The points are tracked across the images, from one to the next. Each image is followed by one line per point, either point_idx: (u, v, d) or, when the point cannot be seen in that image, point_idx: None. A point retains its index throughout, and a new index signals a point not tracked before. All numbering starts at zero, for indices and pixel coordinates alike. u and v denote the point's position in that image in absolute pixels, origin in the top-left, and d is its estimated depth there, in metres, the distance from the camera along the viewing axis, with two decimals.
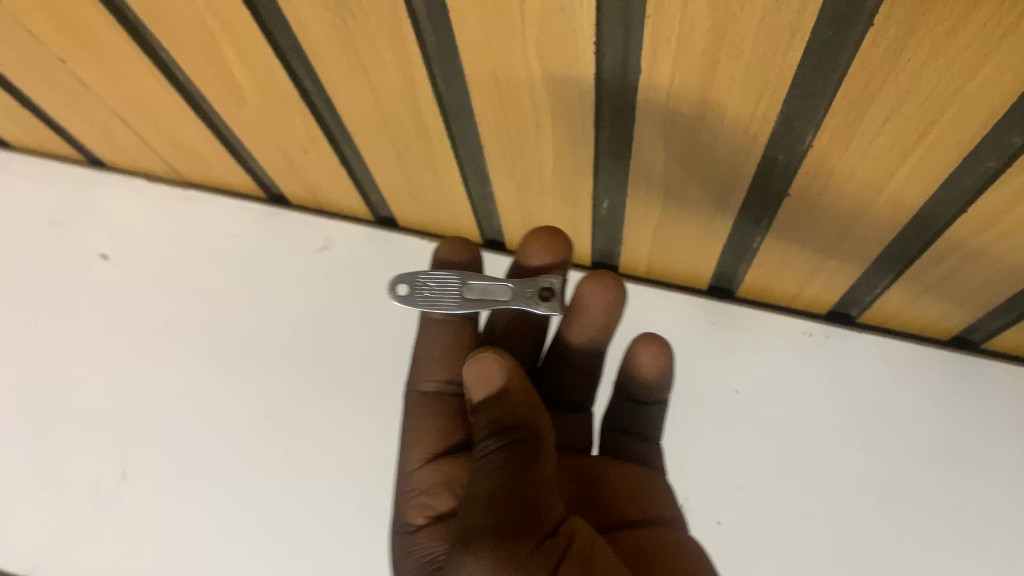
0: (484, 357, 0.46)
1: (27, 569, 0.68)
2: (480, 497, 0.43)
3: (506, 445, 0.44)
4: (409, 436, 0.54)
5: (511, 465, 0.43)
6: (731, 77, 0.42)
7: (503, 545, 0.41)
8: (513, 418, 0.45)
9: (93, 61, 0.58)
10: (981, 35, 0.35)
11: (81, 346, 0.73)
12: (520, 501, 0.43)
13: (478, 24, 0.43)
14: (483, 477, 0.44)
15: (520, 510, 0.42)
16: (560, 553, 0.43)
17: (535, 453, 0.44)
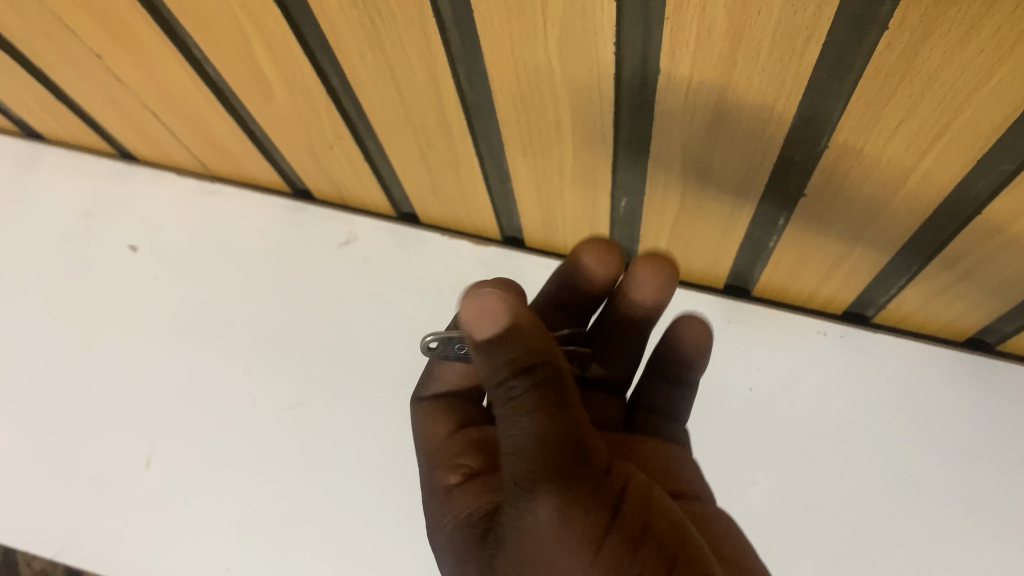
0: (488, 293, 0.43)
1: (57, 549, 0.70)
2: (526, 446, 0.45)
3: (537, 385, 0.45)
4: (427, 420, 0.61)
5: (551, 411, 0.45)
6: (748, 79, 0.43)
7: (568, 490, 0.44)
8: (535, 356, 0.45)
9: (129, 57, 0.60)
10: (993, 41, 0.36)
11: (111, 334, 0.75)
12: (568, 442, 0.45)
13: (502, 26, 0.44)
14: (521, 425, 0.45)
15: (568, 450, 0.45)
16: (613, 489, 0.47)
17: (564, 390, 0.46)
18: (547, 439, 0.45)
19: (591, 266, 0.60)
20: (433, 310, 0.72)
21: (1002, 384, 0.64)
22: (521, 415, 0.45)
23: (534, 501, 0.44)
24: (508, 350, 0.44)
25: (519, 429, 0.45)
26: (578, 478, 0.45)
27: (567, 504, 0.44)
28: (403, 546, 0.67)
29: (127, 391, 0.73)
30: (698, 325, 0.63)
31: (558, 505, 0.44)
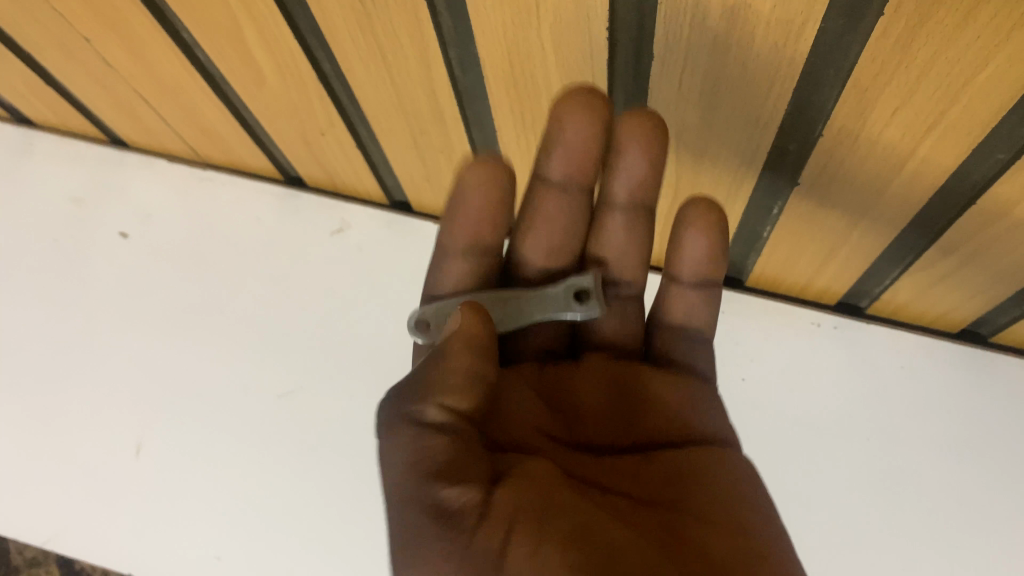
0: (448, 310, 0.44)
1: (47, 537, 0.70)
2: (397, 496, 0.42)
3: (416, 428, 0.42)
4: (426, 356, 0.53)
5: (406, 439, 0.42)
6: (742, 65, 0.43)
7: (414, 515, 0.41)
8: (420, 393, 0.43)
9: (119, 41, 0.59)
10: (991, 26, 0.35)
11: (101, 321, 0.74)
12: (429, 491, 0.41)
13: (494, 10, 0.44)
14: (394, 472, 0.43)
15: (430, 502, 0.41)
16: (490, 503, 0.41)
17: (442, 429, 0.42)
18: (415, 489, 0.41)
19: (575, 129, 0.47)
20: None
21: (997, 376, 0.63)
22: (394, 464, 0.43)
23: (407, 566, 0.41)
24: (409, 379, 0.44)
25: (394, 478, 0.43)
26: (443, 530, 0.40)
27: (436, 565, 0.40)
28: None
29: (118, 378, 0.73)
30: (709, 231, 0.51)
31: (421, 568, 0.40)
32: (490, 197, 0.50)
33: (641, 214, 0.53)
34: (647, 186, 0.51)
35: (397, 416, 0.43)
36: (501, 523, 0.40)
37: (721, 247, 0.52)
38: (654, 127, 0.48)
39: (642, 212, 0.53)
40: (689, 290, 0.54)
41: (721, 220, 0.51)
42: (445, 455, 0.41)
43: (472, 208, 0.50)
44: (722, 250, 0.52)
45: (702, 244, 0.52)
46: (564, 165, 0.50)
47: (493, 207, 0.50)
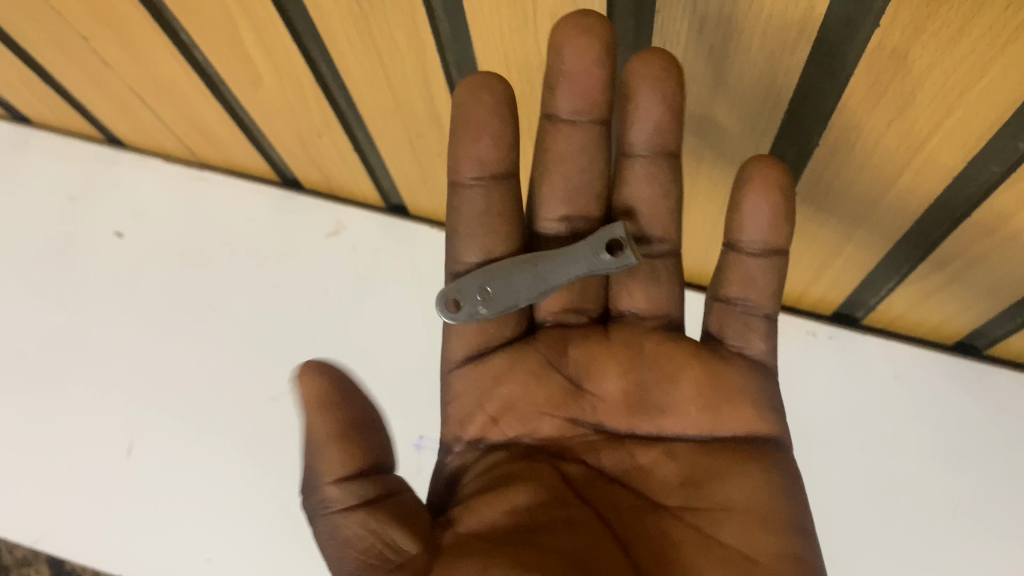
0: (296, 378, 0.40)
1: (36, 538, 0.70)
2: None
3: (328, 519, 0.40)
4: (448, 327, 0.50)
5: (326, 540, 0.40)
6: (740, 73, 0.43)
7: None
8: (320, 481, 0.40)
9: (116, 39, 0.59)
10: (985, 39, 0.35)
11: (96, 320, 0.74)
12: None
13: (492, 14, 0.44)
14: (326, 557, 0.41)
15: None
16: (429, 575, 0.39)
17: (349, 529, 0.39)
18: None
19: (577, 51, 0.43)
20: (421, 302, 0.72)
21: (990, 388, 0.63)
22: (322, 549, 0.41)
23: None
24: (310, 471, 0.40)
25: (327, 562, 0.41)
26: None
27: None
28: None
29: (110, 379, 0.72)
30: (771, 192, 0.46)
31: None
32: (485, 120, 0.46)
33: (666, 162, 0.48)
34: (670, 129, 0.47)
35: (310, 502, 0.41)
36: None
37: (789, 210, 0.47)
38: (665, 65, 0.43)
39: (664, 160, 0.48)
40: (752, 258, 0.49)
41: (784, 178, 0.46)
42: (366, 548, 0.39)
43: (470, 128, 0.46)
44: (789, 216, 0.48)
45: (765, 210, 0.47)
46: (571, 103, 0.46)
47: (490, 133, 0.46)
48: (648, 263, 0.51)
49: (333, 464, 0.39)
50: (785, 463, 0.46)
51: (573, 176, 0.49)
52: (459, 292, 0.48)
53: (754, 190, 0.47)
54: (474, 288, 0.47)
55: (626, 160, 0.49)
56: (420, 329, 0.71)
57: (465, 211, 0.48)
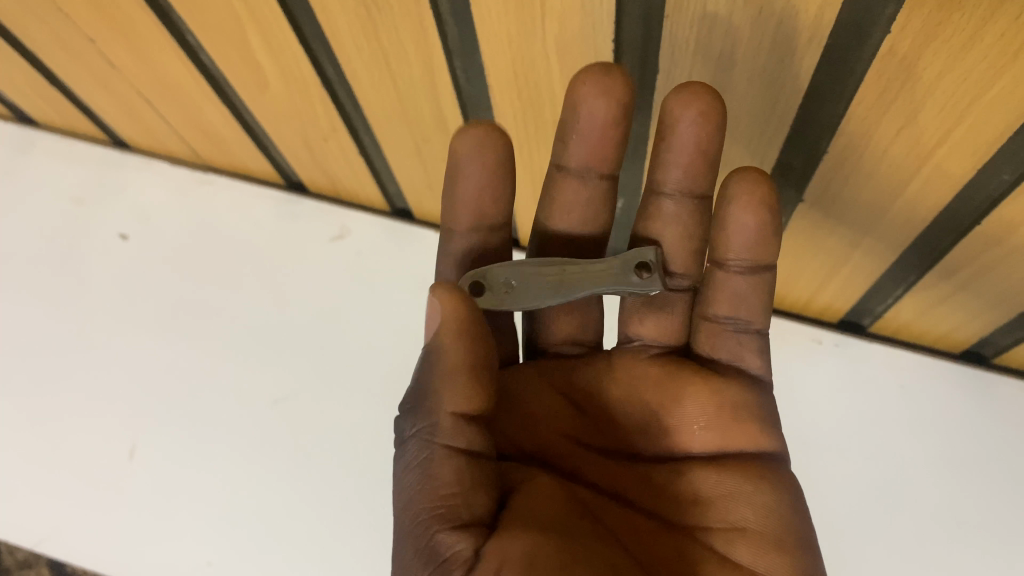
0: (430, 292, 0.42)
1: (37, 540, 0.70)
2: (398, 517, 0.43)
3: (419, 451, 0.42)
4: None
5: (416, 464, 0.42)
6: (749, 79, 0.43)
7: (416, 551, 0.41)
8: (425, 412, 0.42)
9: (122, 41, 0.59)
10: (997, 47, 0.35)
11: (99, 323, 0.74)
12: (423, 527, 0.41)
13: (500, 20, 0.44)
14: (399, 487, 0.43)
15: (423, 539, 0.41)
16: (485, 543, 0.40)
17: (433, 470, 0.41)
18: (409, 518, 0.42)
19: (595, 102, 0.44)
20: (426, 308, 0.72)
21: (997, 397, 0.63)
22: (401, 477, 0.43)
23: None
24: (419, 399, 0.43)
25: (398, 493, 0.43)
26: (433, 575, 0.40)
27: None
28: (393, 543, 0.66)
29: (113, 380, 0.72)
30: (759, 211, 0.47)
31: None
32: (498, 167, 0.48)
33: (692, 203, 0.49)
34: (699, 168, 0.47)
35: (408, 427, 0.43)
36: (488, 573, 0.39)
37: (774, 227, 0.48)
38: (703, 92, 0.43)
39: (690, 203, 0.49)
40: (739, 276, 0.49)
41: (772, 194, 0.46)
42: (442, 493, 0.41)
43: (476, 177, 0.48)
44: (776, 234, 0.48)
45: (750, 228, 0.48)
46: (584, 150, 0.47)
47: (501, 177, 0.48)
48: (665, 294, 0.52)
49: (445, 400, 0.42)
50: (788, 477, 0.47)
51: (576, 221, 0.51)
52: (487, 278, 0.47)
53: (739, 211, 0.47)
54: (502, 276, 0.47)
55: (655, 199, 0.49)
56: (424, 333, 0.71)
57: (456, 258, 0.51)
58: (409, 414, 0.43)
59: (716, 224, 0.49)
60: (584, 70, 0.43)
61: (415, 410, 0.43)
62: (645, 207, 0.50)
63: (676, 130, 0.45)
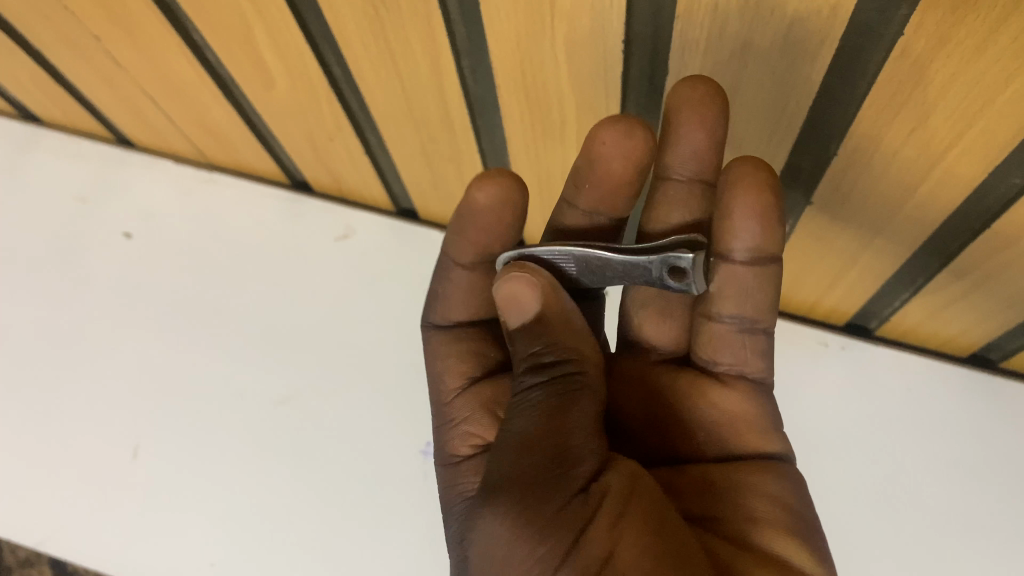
0: (518, 278, 0.43)
1: (37, 541, 0.69)
2: (508, 442, 0.44)
3: (545, 386, 0.44)
4: (440, 365, 0.55)
5: (545, 417, 0.43)
6: (759, 80, 0.42)
7: (528, 504, 0.42)
8: (548, 353, 0.45)
9: (127, 39, 0.59)
10: (1012, 49, 0.35)
11: (102, 321, 0.74)
12: (548, 452, 0.43)
13: (509, 19, 0.43)
14: (516, 416, 0.45)
15: (546, 465, 0.43)
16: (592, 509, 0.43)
17: (565, 406, 0.44)
18: (529, 443, 0.43)
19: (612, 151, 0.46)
20: None
21: (1004, 401, 0.63)
22: (519, 409, 0.45)
23: (488, 508, 0.43)
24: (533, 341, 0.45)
25: (513, 422, 0.45)
26: (549, 494, 0.43)
27: (522, 523, 0.42)
28: (399, 543, 0.66)
29: (116, 380, 0.72)
30: (761, 195, 0.45)
31: (511, 514, 0.42)
32: (502, 214, 0.49)
33: (699, 188, 0.50)
34: (710, 158, 0.48)
35: (525, 364, 0.46)
36: (598, 499, 0.43)
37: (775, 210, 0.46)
38: (712, 94, 0.42)
39: (697, 187, 0.49)
40: (742, 268, 0.48)
41: (771, 178, 0.45)
42: (571, 445, 0.43)
43: (482, 222, 0.49)
44: (779, 222, 0.47)
45: (754, 211, 0.46)
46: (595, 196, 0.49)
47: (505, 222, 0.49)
48: (661, 297, 0.53)
49: (574, 348, 0.45)
50: (791, 474, 0.50)
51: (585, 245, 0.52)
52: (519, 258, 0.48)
53: (740, 194, 0.46)
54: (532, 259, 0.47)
55: (662, 183, 0.50)
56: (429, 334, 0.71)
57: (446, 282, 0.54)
58: (523, 348, 0.46)
59: (717, 210, 0.47)
60: (603, 126, 0.45)
61: (530, 347, 0.45)
62: (653, 192, 0.51)
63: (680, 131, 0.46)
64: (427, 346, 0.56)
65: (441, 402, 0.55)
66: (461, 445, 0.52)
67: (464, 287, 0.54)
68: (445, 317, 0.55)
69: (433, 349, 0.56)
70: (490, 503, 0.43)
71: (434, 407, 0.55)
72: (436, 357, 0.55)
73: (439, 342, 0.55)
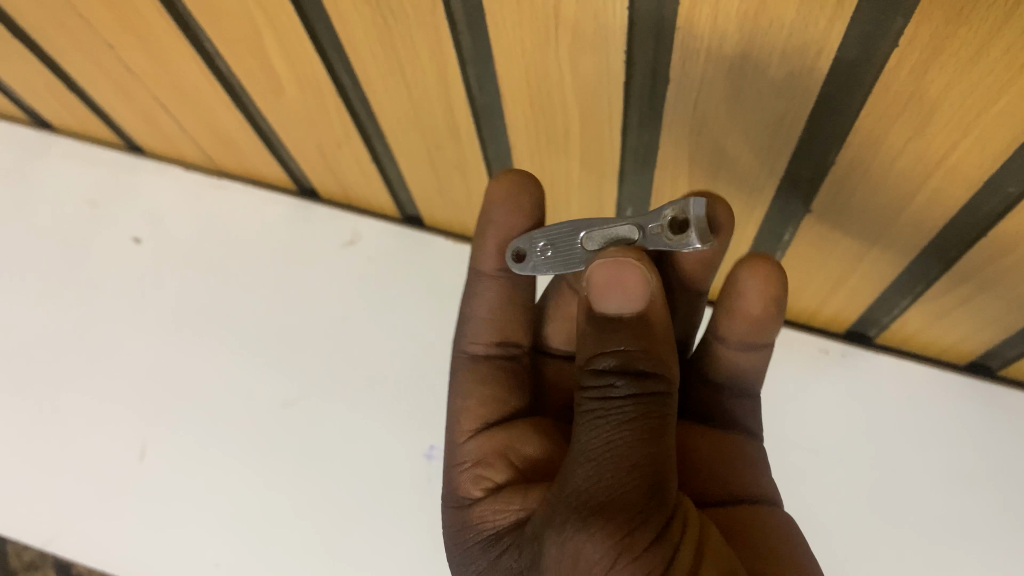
0: (627, 267, 0.42)
1: (45, 541, 0.70)
2: (598, 458, 0.42)
3: (638, 400, 0.43)
4: (462, 403, 0.55)
5: (640, 433, 0.42)
6: (758, 91, 0.43)
7: (623, 531, 0.40)
8: (642, 361, 0.44)
9: (141, 48, 0.60)
10: (1003, 62, 0.35)
11: (112, 323, 0.75)
12: (650, 470, 0.41)
13: (514, 29, 0.44)
14: (603, 433, 0.43)
15: (644, 486, 0.41)
16: (679, 537, 0.41)
17: (663, 425, 0.43)
18: (625, 461, 0.41)
19: None
20: (436, 313, 0.73)
21: (1003, 409, 0.63)
22: (610, 423, 0.43)
23: (583, 529, 0.40)
24: (620, 341, 0.44)
25: (601, 438, 0.43)
26: (649, 516, 0.41)
27: (617, 546, 0.40)
28: (401, 545, 0.67)
29: (124, 383, 0.73)
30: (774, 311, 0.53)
31: (609, 537, 0.40)
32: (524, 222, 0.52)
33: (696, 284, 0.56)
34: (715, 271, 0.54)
35: (613, 368, 0.44)
36: (682, 527, 0.42)
37: (777, 313, 0.53)
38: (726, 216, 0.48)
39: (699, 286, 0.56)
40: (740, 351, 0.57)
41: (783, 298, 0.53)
42: (666, 464, 0.42)
43: (505, 227, 0.52)
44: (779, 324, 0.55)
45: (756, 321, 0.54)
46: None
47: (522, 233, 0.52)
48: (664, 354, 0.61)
49: (663, 358, 0.44)
50: (784, 517, 0.52)
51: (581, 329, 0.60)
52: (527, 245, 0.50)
53: (750, 307, 0.53)
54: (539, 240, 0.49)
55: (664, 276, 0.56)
56: (433, 338, 0.72)
57: (479, 294, 0.55)
58: (608, 355, 0.45)
59: (728, 306, 0.54)
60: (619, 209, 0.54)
61: (614, 348, 0.44)
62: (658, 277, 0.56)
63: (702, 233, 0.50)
64: (453, 376, 0.57)
65: (453, 440, 0.55)
66: (472, 487, 0.51)
67: (492, 299, 0.55)
68: (475, 342, 0.56)
69: (460, 379, 0.56)
70: (583, 523, 0.41)
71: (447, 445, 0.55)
72: (458, 392, 0.56)
73: (466, 372, 0.56)
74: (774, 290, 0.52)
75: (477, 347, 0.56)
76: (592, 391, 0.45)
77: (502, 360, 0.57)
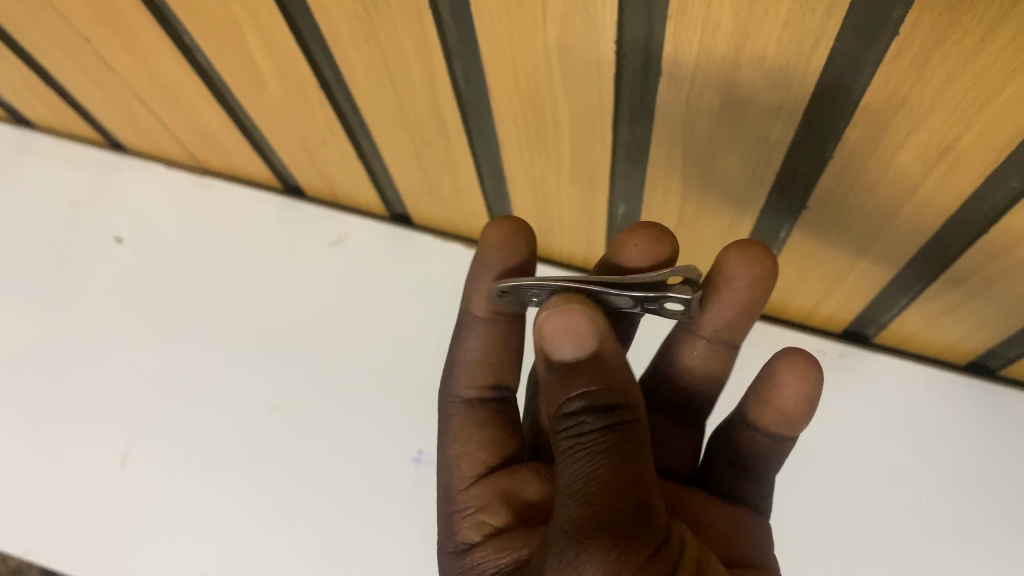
0: (574, 309, 0.41)
1: (25, 549, 0.69)
2: (585, 486, 0.41)
3: (611, 430, 0.42)
4: (457, 450, 0.55)
5: (619, 457, 0.41)
6: (753, 83, 0.42)
7: (621, 552, 0.39)
8: (606, 397, 0.43)
9: (118, 41, 0.58)
10: (1009, 51, 0.34)
11: (94, 326, 0.73)
12: (638, 497, 0.41)
13: (500, 19, 0.43)
14: (584, 463, 0.42)
15: (634, 506, 0.40)
16: (675, 560, 0.41)
17: (637, 450, 0.42)
18: (610, 486, 0.41)
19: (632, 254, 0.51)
20: (425, 314, 0.71)
21: (1003, 409, 0.62)
22: (586, 455, 0.42)
23: (582, 554, 0.39)
24: (582, 383, 0.43)
25: (583, 469, 0.42)
26: (643, 537, 0.40)
27: (615, 565, 0.39)
28: (391, 550, 0.65)
29: (106, 387, 0.71)
30: (804, 403, 0.53)
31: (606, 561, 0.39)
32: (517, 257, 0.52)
33: (724, 349, 0.57)
34: (738, 329, 0.55)
35: (581, 408, 0.43)
36: (677, 551, 0.41)
37: (804, 416, 0.54)
38: (756, 286, 0.52)
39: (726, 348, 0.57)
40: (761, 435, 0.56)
41: (812, 390, 0.53)
42: (652, 486, 0.41)
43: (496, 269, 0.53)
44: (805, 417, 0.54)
45: (780, 412, 0.54)
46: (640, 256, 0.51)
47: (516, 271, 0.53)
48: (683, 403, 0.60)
49: (627, 391, 0.44)
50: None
51: None
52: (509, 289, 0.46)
53: (782, 388, 0.53)
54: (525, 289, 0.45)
55: (693, 338, 0.57)
56: (422, 339, 0.70)
57: (471, 336, 0.56)
58: (575, 398, 0.43)
59: (766, 381, 0.54)
60: (634, 234, 0.50)
61: (577, 393, 0.43)
62: (683, 342, 0.58)
63: (728, 289, 0.52)
64: (447, 423, 0.56)
65: (450, 490, 0.54)
66: (473, 533, 0.50)
67: (484, 342, 0.56)
68: (468, 386, 0.56)
69: (451, 426, 0.56)
70: (580, 547, 0.39)
71: (442, 493, 0.54)
72: (453, 437, 0.55)
73: (461, 419, 0.56)
74: (811, 388, 0.53)
75: (470, 392, 0.57)
76: (564, 431, 0.43)
77: (495, 403, 0.57)
